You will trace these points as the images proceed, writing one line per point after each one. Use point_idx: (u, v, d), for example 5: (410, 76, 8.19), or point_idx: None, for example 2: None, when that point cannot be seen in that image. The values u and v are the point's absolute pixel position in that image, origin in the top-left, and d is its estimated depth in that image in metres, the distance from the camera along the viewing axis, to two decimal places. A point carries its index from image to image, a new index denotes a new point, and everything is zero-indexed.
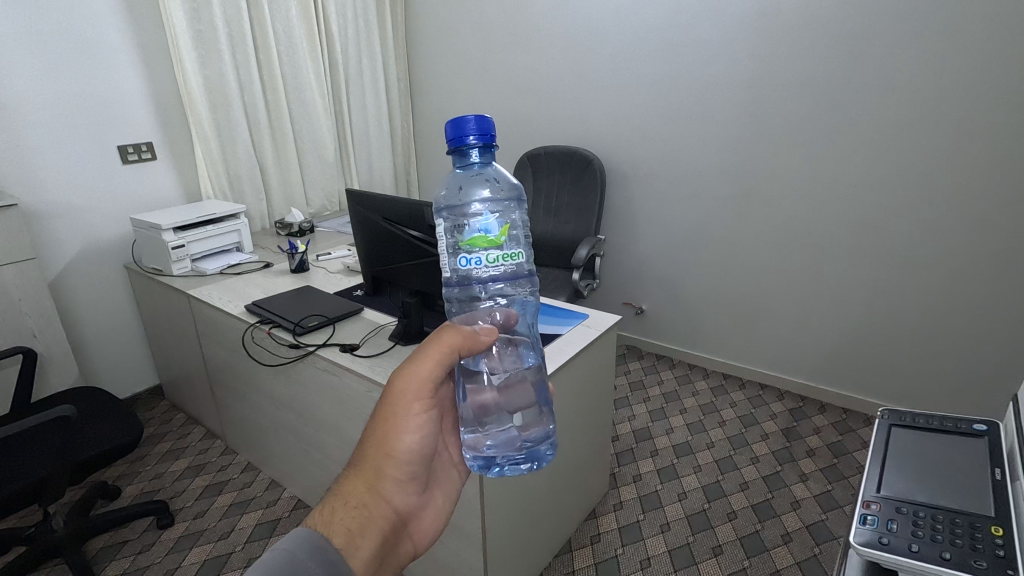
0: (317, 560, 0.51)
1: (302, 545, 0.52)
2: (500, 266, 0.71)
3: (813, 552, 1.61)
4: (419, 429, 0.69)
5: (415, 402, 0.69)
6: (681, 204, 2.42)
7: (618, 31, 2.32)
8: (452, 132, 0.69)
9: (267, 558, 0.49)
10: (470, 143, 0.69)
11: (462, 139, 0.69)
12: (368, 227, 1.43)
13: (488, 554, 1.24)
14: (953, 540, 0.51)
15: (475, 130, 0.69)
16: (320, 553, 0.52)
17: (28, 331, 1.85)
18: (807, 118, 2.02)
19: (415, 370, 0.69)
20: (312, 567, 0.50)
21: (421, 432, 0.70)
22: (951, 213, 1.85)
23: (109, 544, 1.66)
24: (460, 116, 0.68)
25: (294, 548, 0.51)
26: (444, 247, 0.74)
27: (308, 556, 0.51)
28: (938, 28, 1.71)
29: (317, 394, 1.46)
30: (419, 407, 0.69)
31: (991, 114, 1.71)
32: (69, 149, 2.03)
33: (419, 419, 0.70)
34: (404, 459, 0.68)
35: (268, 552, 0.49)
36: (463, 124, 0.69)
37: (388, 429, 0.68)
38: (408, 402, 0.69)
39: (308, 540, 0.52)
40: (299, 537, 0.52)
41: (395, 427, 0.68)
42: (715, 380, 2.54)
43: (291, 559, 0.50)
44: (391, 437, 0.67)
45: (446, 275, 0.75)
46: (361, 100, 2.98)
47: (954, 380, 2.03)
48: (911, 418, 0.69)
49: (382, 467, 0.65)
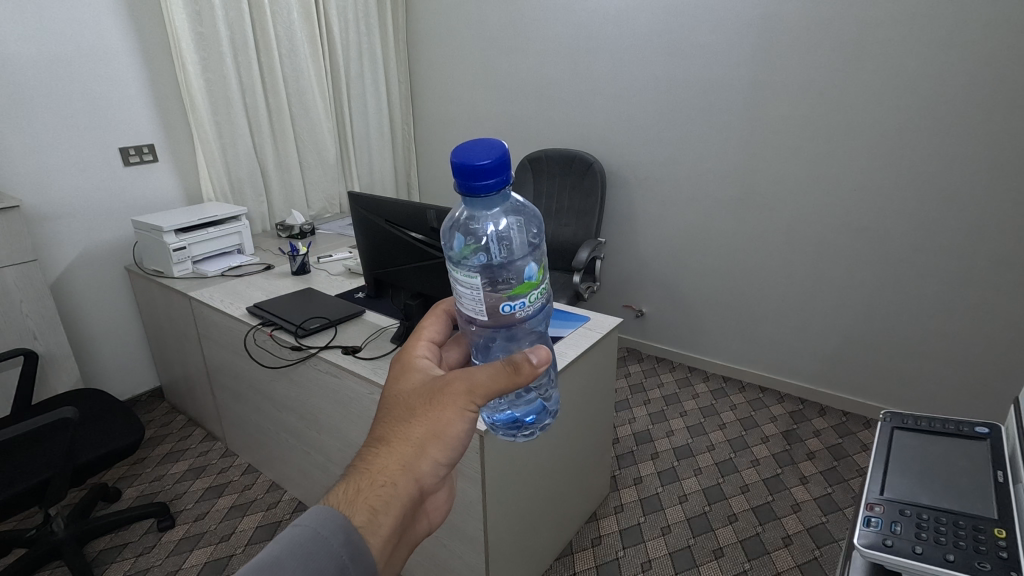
0: (342, 540, 0.49)
1: (325, 523, 0.50)
2: (542, 305, 0.68)
3: (814, 555, 1.61)
4: (466, 429, 0.63)
5: (470, 402, 0.62)
6: (682, 207, 2.43)
7: (619, 35, 2.34)
8: (463, 173, 0.60)
9: (287, 536, 0.47)
10: (494, 187, 0.61)
11: (486, 182, 0.61)
12: (370, 230, 1.43)
13: (489, 558, 1.24)
14: (956, 542, 0.52)
15: (498, 170, 0.61)
16: (344, 532, 0.50)
17: (28, 333, 1.85)
18: (807, 122, 2.02)
19: (478, 376, 0.62)
20: (335, 546, 0.48)
21: (465, 430, 0.63)
22: (951, 218, 1.86)
23: (109, 546, 1.66)
24: (480, 160, 0.59)
25: (319, 525, 0.49)
26: (476, 297, 0.64)
27: (333, 534, 0.49)
28: (936, 33, 1.72)
29: (319, 396, 1.46)
30: (472, 409, 0.62)
31: (989, 120, 1.72)
32: (71, 150, 2.03)
33: (469, 419, 0.63)
34: (441, 453, 0.62)
35: (288, 529, 0.48)
36: (479, 156, 0.60)
37: (436, 418, 0.61)
38: (462, 398, 0.62)
39: (331, 519, 0.50)
40: (319, 514, 0.50)
41: (443, 419, 0.61)
42: (714, 383, 2.54)
43: (315, 536, 0.48)
44: (436, 430, 0.61)
45: (477, 322, 0.67)
46: (362, 103, 2.99)
47: (953, 383, 2.04)
48: (912, 421, 0.69)
49: (419, 456, 0.59)
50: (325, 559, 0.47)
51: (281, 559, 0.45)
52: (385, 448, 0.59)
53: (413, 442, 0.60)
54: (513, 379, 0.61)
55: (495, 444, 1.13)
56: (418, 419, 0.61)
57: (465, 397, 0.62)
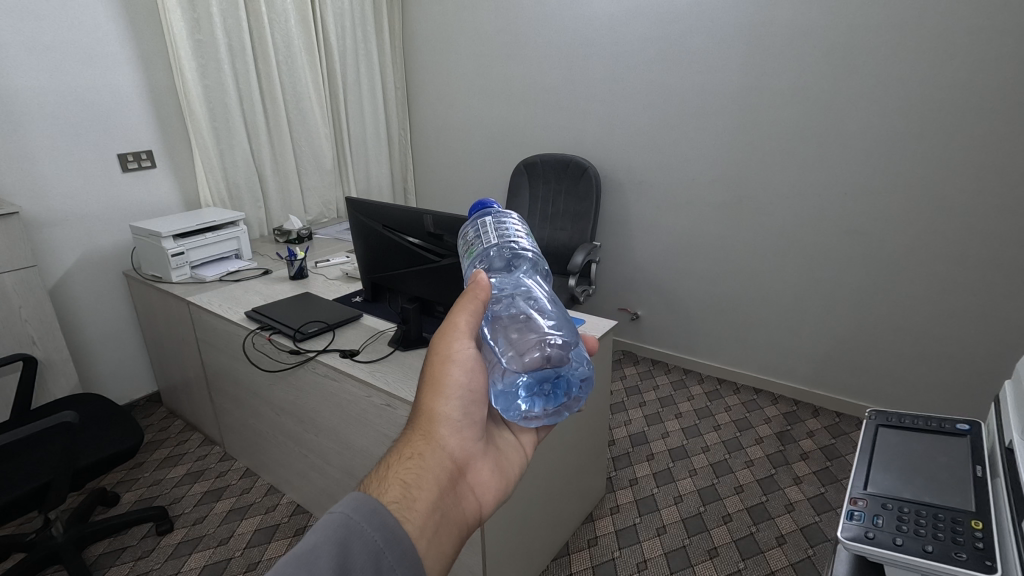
0: (376, 526, 0.49)
1: (358, 508, 0.49)
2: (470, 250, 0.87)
3: (807, 554, 1.63)
4: (464, 377, 0.67)
5: (457, 347, 0.68)
6: (676, 211, 2.45)
7: (612, 41, 2.37)
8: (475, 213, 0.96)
9: (323, 524, 0.47)
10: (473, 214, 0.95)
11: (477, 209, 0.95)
12: (368, 235, 1.45)
13: (489, 558, 1.26)
14: (935, 533, 0.54)
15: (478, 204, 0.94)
16: (377, 515, 0.49)
17: (28, 339, 1.86)
18: (797, 127, 2.06)
19: (450, 322, 0.70)
20: (369, 532, 0.48)
21: (468, 376, 0.67)
22: (939, 220, 1.89)
23: (107, 551, 1.66)
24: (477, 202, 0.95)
25: (351, 511, 0.49)
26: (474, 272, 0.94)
27: (365, 520, 0.48)
28: (921, 41, 1.76)
29: (317, 399, 1.47)
30: (463, 355, 0.68)
31: (975, 125, 1.75)
32: (70, 156, 2.04)
33: (466, 367, 0.67)
34: (454, 410, 0.65)
35: (324, 517, 0.47)
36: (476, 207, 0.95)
37: (433, 379, 0.66)
38: (447, 350, 0.67)
39: (364, 504, 0.50)
40: (355, 499, 0.50)
41: (440, 375, 0.66)
42: (708, 384, 2.56)
43: (348, 524, 0.48)
44: (441, 388, 0.65)
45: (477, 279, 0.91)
46: (359, 110, 3.02)
47: (942, 383, 2.06)
48: (897, 419, 0.70)
49: (436, 422, 0.63)
50: (360, 545, 0.47)
51: (318, 546, 0.45)
52: (407, 431, 0.63)
53: (426, 410, 0.64)
54: (472, 300, 0.71)
55: None
56: (423, 389, 0.66)
57: (452, 346, 0.68)
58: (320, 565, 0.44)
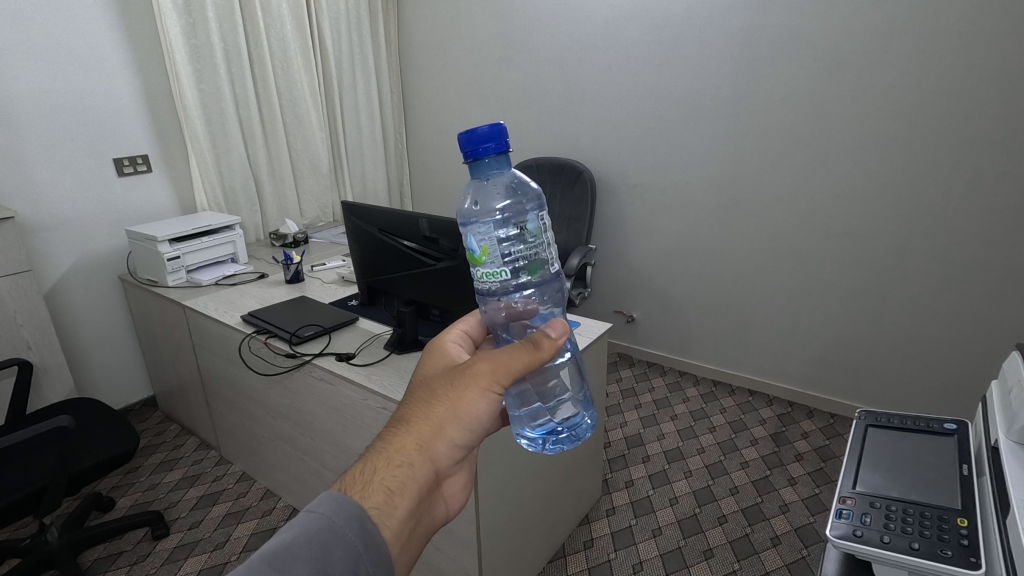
0: (356, 531, 0.49)
1: (340, 511, 0.50)
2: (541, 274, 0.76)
3: (801, 554, 1.64)
4: (484, 410, 0.64)
5: (494, 382, 0.64)
6: (670, 214, 2.47)
7: (606, 45, 2.39)
8: (470, 141, 0.67)
9: (301, 522, 0.48)
10: (486, 154, 0.68)
11: (479, 150, 0.68)
12: (363, 239, 1.46)
13: (484, 560, 1.26)
14: (921, 530, 0.55)
15: (492, 139, 0.68)
16: (358, 520, 0.50)
17: (22, 343, 1.85)
18: (790, 130, 2.08)
19: (501, 354, 0.65)
20: (350, 536, 0.49)
21: (489, 409, 0.64)
22: (929, 222, 1.92)
23: (103, 555, 1.65)
24: (475, 127, 0.66)
25: (334, 514, 0.49)
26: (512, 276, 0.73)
27: (347, 524, 0.49)
28: (910, 46, 1.79)
29: (314, 402, 1.47)
30: (493, 389, 0.64)
31: (964, 129, 1.78)
32: (66, 161, 2.04)
33: (491, 401, 0.64)
34: (460, 432, 0.63)
35: (302, 515, 0.48)
36: (474, 132, 0.67)
37: (459, 398, 0.63)
38: (482, 379, 0.63)
39: (346, 507, 0.50)
40: (334, 500, 0.51)
41: (467, 398, 0.63)
42: (703, 387, 2.57)
43: (329, 525, 0.48)
44: (458, 409, 0.62)
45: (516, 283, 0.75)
46: (355, 114, 3.04)
47: (935, 383, 2.08)
48: (885, 419, 0.71)
49: (439, 436, 0.61)
50: (341, 548, 0.47)
51: (296, 546, 0.46)
52: (407, 429, 0.60)
53: (436, 421, 0.61)
54: (533, 358, 0.65)
55: (487, 453, 1.17)
56: (440, 400, 0.62)
57: (489, 378, 0.64)
58: (298, 564, 0.45)
